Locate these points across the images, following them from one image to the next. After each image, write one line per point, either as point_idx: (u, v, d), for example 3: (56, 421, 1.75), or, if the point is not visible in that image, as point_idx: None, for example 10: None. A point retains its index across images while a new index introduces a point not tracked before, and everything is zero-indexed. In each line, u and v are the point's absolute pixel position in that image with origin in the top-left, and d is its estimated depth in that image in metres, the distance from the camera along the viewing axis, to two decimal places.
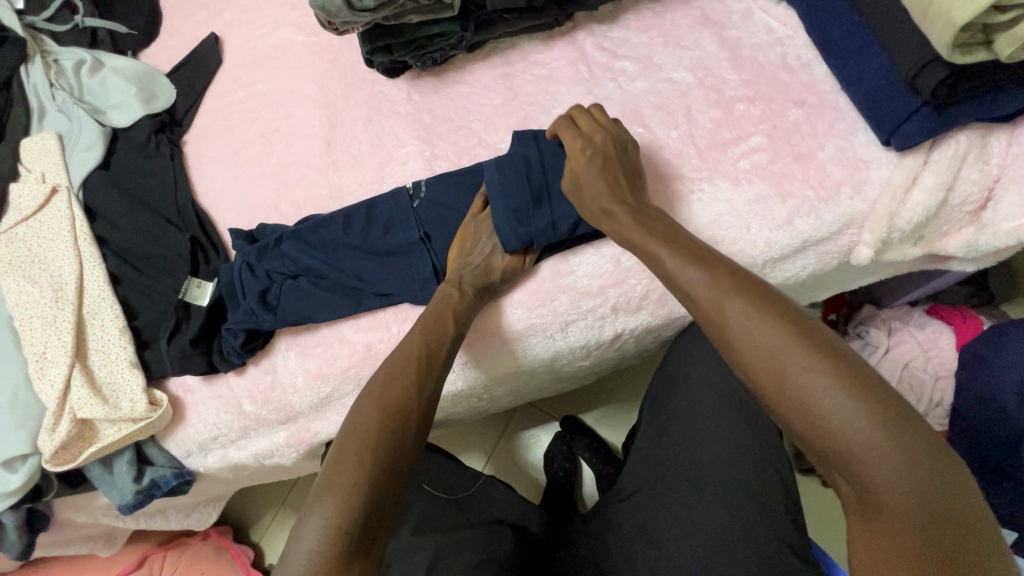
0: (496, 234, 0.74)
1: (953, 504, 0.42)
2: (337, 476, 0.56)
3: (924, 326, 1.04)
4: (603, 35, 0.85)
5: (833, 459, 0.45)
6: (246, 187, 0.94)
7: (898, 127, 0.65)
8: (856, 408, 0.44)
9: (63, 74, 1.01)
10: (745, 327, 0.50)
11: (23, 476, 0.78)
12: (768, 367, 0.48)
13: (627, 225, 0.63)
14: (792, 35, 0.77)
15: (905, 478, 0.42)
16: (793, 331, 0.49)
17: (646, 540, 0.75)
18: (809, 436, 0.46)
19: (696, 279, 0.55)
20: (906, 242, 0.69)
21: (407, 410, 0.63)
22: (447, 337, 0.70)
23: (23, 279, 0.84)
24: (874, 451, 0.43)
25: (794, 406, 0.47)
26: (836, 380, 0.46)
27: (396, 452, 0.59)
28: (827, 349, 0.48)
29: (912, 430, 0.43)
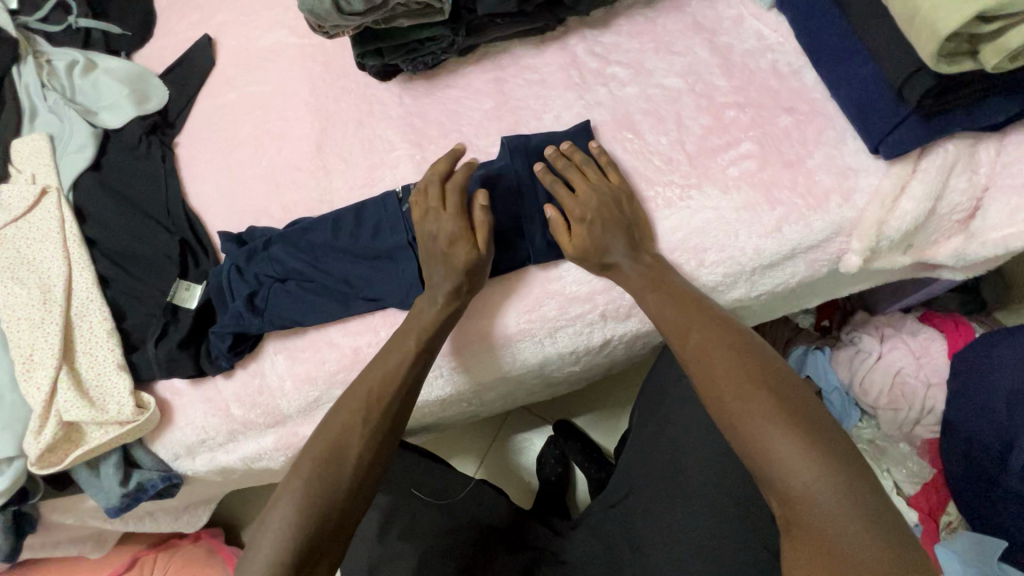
0: (445, 230, 0.71)
1: (859, 521, 0.47)
2: (274, 508, 0.60)
3: (916, 333, 1.04)
4: (595, 40, 0.85)
5: (759, 474, 0.52)
6: (237, 190, 0.94)
7: (885, 135, 0.64)
8: (774, 426, 0.52)
9: (55, 75, 1.01)
10: (699, 357, 0.60)
11: (9, 479, 0.78)
12: (712, 392, 0.57)
13: (623, 269, 0.69)
14: (783, 42, 0.77)
15: (815, 493, 0.48)
16: (736, 359, 0.58)
17: (634, 551, 0.77)
18: (742, 453, 0.54)
19: (666, 312, 0.65)
20: (895, 250, 0.69)
21: (349, 439, 0.64)
22: (403, 357, 0.69)
23: (12, 281, 0.83)
24: (785, 463, 0.50)
25: (731, 427, 0.55)
26: (765, 406, 0.53)
27: (334, 484, 0.61)
28: (762, 376, 0.56)
29: (827, 451, 0.50)
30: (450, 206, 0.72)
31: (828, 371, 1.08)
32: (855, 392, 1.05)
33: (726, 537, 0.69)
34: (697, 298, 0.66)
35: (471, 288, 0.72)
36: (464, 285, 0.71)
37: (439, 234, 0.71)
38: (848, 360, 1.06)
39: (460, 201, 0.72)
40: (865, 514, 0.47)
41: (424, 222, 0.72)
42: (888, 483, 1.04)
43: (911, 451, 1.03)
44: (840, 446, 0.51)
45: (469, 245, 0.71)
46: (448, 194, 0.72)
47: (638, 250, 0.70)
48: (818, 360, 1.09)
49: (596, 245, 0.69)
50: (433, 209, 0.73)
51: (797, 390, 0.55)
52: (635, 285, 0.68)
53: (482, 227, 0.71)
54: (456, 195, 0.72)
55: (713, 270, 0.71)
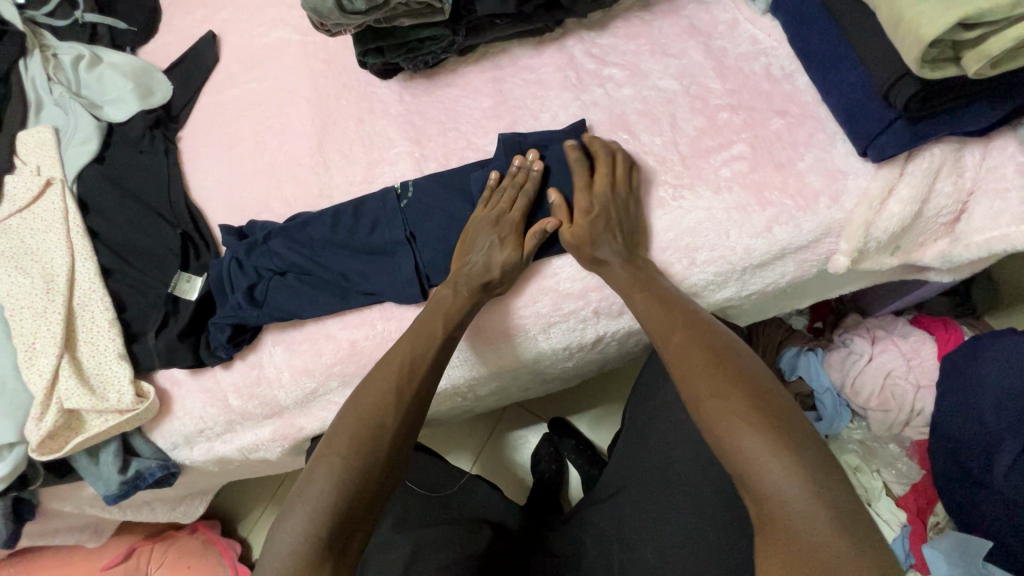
0: (494, 233, 0.73)
1: (827, 523, 0.47)
2: (308, 485, 0.59)
3: (907, 336, 1.06)
4: (593, 42, 0.86)
5: (735, 472, 0.53)
6: (239, 184, 0.96)
7: (873, 139, 0.66)
8: (747, 426, 0.53)
9: (61, 69, 1.02)
10: (681, 357, 0.61)
11: (9, 465, 0.79)
12: (693, 392, 0.58)
13: (614, 271, 0.70)
14: (776, 46, 0.78)
15: (785, 492, 0.49)
16: (716, 361, 0.59)
17: (625, 544, 0.77)
18: (718, 453, 0.55)
19: (652, 315, 0.66)
20: (882, 251, 0.70)
21: (382, 416, 0.64)
22: (433, 340, 0.70)
23: (15, 270, 0.85)
24: (756, 461, 0.51)
25: (708, 425, 0.56)
26: (741, 406, 0.54)
27: (372, 457, 0.61)
28: (739, 377, 0.57)
29: (797, 452, 0.51)
30: (517, 209, 0.74)
31: (820, 373, 1.08)
32: (846, 392, 1.06)
33: (711, 527, 0.70)
34: (684, 302, 0.67)
35: (495, 290, 0.74)
36: (495, 282, 0.73)
37: (493, 231, 0.73)
38: (839, 362, 1.07)
39: (526, 208, 0.75)
40: (833, 515, 0.48)
41: (484, 214, 0.75)
42: (878, 484, 1.05)
43: (901, 452, 1.05)
44: (813, 447, 0.51)
45: (514, 250, 0.73)
46: (519, 200, 0.75)
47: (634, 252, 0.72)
48: (810, 361, 1.09)
49: (594, 240, 0.71)
50: (499, 208, 0.75)
51: (774, 392, 0.56)
52: (625, 288, 0.69)
53: (534, 241, 0.74)
54: (525, 204, 0.75)
55: (704, 269, 0.72)
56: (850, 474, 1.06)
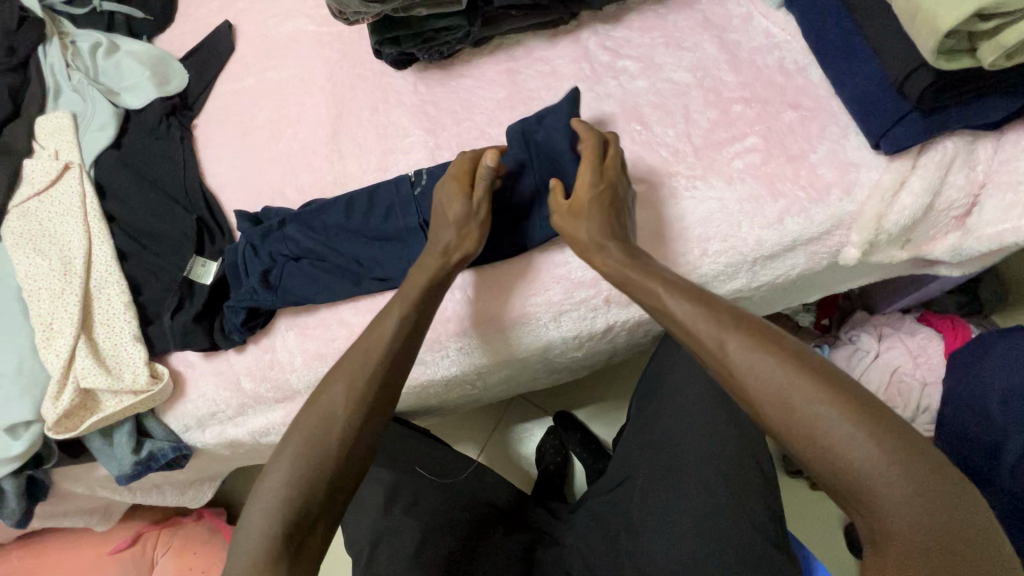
0: (446, 196, 0.74)
1: (956, 529, 0.45)
2: (263, 485, 0.60)
3: (914, 333, 1.06)
4: (607, 34, 0.87)
5: (844, 487, 0.49)
6: (253, 172, 0.97)
7: (886, 132, 0.66)
8: (859, 436, 0.49)
9: (79, 55, 1.03)
10: (747, 363, 0.54)
11: (26, 443, 0.80)
12: (779, 402, 0.52)
13: (613, 263, 0.67)
14: (790, 40, 0.79)
15: (909, 504, 0.46)
16: (790, 362, 0.53)
17: (630, 531, 0.79)
18: (824, 468, 0.50)
19: (693, 314, 0.59)
20: (893, 244, 0.71)
21: (333, 409, 0.63)
22: (395, 324, 0.69)
23: (34, 252, 0.86)
24: (876, 475, 0.47)
25: (805, 439, 0.51)
26: (840, 411, 0.50)
27: (321, 457, 0.61)
28: (824, 377, 0.52)
29: (909, 455, 0.48)
30: (462, 168, 0.75)
31: None
32: None
33: (718, 516, 0.71)
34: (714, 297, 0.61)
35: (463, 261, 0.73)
36: (449, 247, 0.72)
37: (443, 194, 0.75)
38: (847, 357, 1.07)
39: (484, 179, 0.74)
40: (958, 517, 0.46)
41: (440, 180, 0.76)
42: None
43: None
44: (917, 443, 0.49)
45: (463, 209, 0.73)
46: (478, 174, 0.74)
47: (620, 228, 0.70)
48: None
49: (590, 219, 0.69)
50: (450, 182, 0.74)
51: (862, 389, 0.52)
52: (652, 283, 0.63)
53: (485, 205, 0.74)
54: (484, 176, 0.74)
55: (716, 259, 0.73)
56: None
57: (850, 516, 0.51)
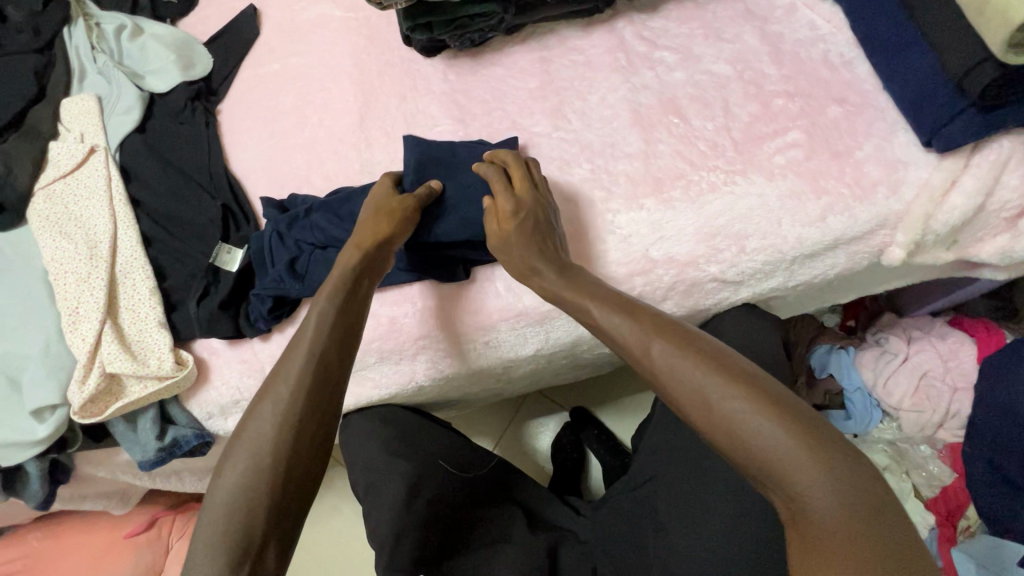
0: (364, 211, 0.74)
1: (863, 506, 0.48)
2: (206, 515, 0.57)
3: (945, 336, 1.04)
4: (644, 24, 0.85)
5: (763, 478, 0.52)
6: (278, 159, 0.95)
7: (938, 129, 0.65)
8: (772, 425, 0.51)
9: (104, 37, 1.02)
10: (670, 366, 0.57)
11: (51, 426, 0.80)
12: (698, 400, 0.55)
13: (552, 281, 0.67)
14: (836, 33, 0.77)
15: (822, 488, 0.48)
16: (706, 362, 0.56)
17: (656, 529, 0.78)
18: (741, 459, 0.53)
19: (620, 323, 0.62)
20: (939, 246, 0.69)
21: (265, 425, 0.60)
22: (325, 322, 0.66)
23: (60, 235, 0.86)
24: (790, 460, 0.50)
25: (726, 436, 0.53)
26: (754, 405, 0.52)
27: (258, 470, 0.57)
28: (738, 375, 0.55)
29: (817, 440, 0.50)
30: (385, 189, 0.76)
31: (851, 372, 1.06)
32: (877, 393, 1.04)
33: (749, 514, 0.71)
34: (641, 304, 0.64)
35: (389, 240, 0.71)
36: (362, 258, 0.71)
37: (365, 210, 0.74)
38: (872, 361, 1.04)
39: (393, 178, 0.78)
40: (864, 494, 0.49)
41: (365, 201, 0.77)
42: (908, 485, 1.01)
43: (933, 454, 1.03)
44: (822, 429, 0.52)
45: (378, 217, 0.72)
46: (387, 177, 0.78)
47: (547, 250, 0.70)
48: (842, 360, 1.07)
49: (528, 248, 0.69)
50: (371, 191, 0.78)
51: (776, 386, 0.55)
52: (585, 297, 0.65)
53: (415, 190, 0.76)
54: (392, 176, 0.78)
55: (753, 257, 0.71)
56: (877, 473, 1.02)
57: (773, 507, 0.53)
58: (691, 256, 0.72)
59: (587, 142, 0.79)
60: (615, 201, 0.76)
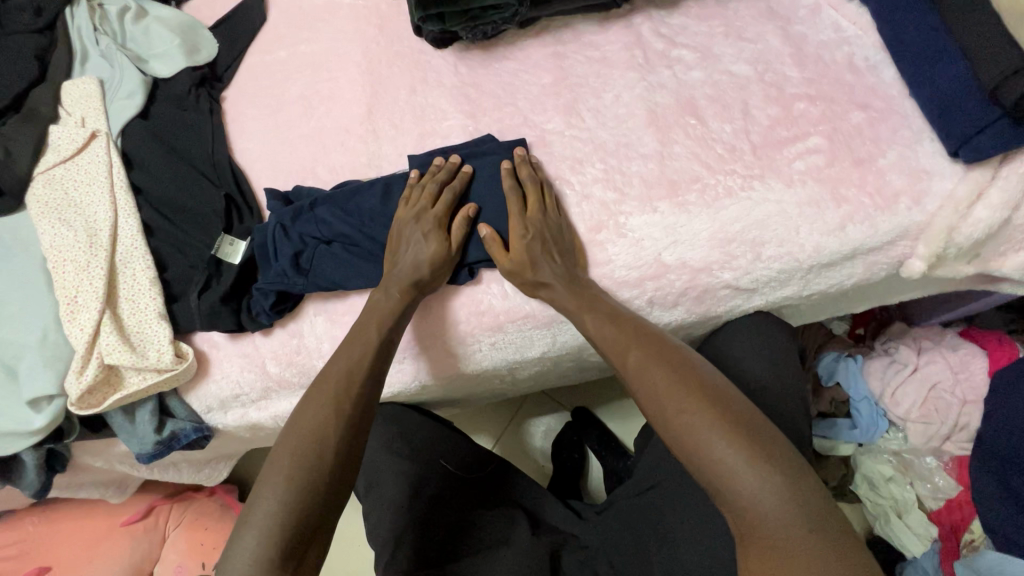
0: (420, 226, 0.74)
1: (805, 523, 0.49)
2: (253, 509, 0.57)
3: (956, 348, 1.01)
4: (662, 20, 0.82)
5: (710, 487, 0.54)
6: (283, 149, 0.93)
7: (967, 139, 0.63)
8: (724, 440, 0.54)
9: (107, 19, 0.99)
10: (641, 375, 0.61)
11: (48, 416, 0.79)
12: (660, 409, 0.58)
13: (561, 295, 0.68)
14: (862, 35, 0.74)
15: (765, 499, 0.51)
16: (675, 374, 0.59)
17: (661, 538, 0.76)
18: (691, 468, 0.56)
19: (604, 331, 0.65)
20: (961, 259, 0.68)
21: (327, 428, 0.63)
22: (369, 348, 0.69)
23: (59, 222, 0.84)
24: (734, 474, 0.52)
25: (681, 444, 0.56)
26: (710, 418, 0.55)
27: (316, 467, 0.60)
28: (702, 390, 0.57)
29: (768, 457, 0.52)
30: (439, 205, 0.75)
31: (858, 381, 1.05)
32: (885, 403, 1.02)
33: None
34: (631, 316, 0.67)
35: (426, 288, 0.74)
36: (421, 283, 0.73)
37: (417, 228, 0.74)
38: (880, 371, 1.03)
39: (450, 204, 0.75)
40: (809, 512, 0.50)
41: (407, 212, 0.76)
42: (912, 496, 1.00)
43: (939, 466, 1.00)
44: (778, 450, 0.54)
45: (440, 245, 0.73)
46: (443, 196, 0.76)
47: (550, 264, 0.70)
48: (850, 368, 1.06)
49: (529, 268, 0.70)
50: (420, 205, 0.76)
51: (742, 406, 0.56)
52: (579, 302, 0.68)
53: (459, 232, 0.75)
54: (451, 200, 0.76)
55: (769, 265, 0.70)
56: (880, 483, 1.02)
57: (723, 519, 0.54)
58: (705, 262, 0.70)
59: (601, 142, 0.77)
60: (629, 203, 0.74)
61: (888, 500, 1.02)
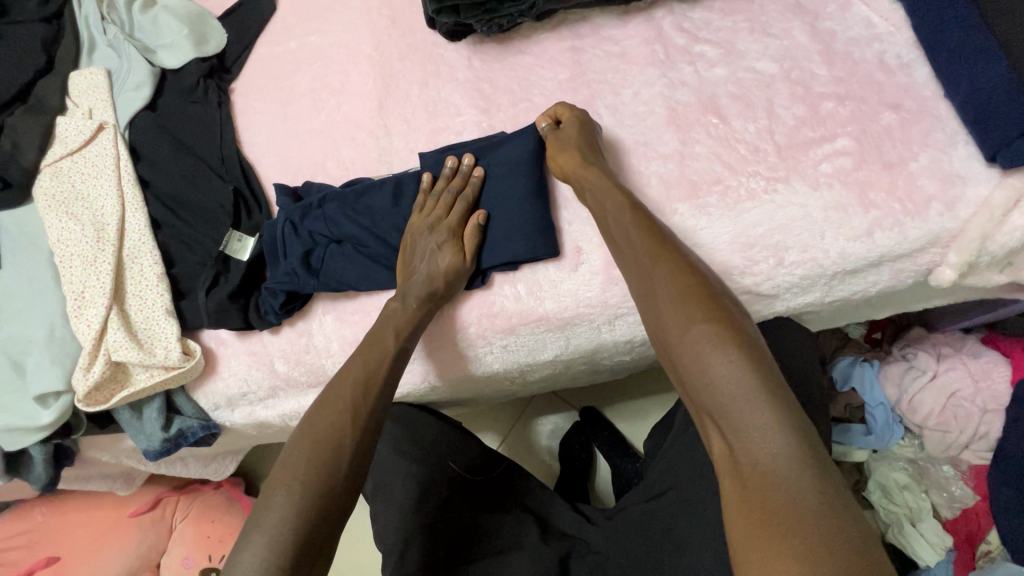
0: (436, 233, 0.73)
1: (806, 464, 0.45)
2: (264, 515, 0.56)
3: (978, 355, 0.98)
4: (684, 14, 0.79)
5: (710, 408, 0.51)
6: (292, 143, 0.92)
7: (1006, 143, 0.60)
8: (738, 363, 0.50)
9: (115, 8, 0.97)
10: (665, 284, 0.57)
11: (54, 413, 0.78)
12: (677, 319, 0.55)
13: (603, 202, 0.66)
14: (894, 32, 0.71)
15: (766, 428, 0.47)
16: (701, 292, 0.56)
17: (673, 545, 0.74)
18: (694, 384, 0.52)
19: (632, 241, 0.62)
20: (992, 268, 0.65)
21: (340, 436, 0.62)
22: (385, 355, 0.68)
23: (67, 215, 0.83)
24: (741, 397, 0.49)
25: (689, 357, 0.53)
26: (728, 339, 0.52)
27: (329, 476, 0.59)
28: (727, 313, 0.54)
29: (778, 392, 0.49)
30: (454, 214, 0.74)
31: (874, 386, 1.02)
32: (902, 409, 1.00)
33: None
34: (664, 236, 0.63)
35: (442, 297, 0.72)
36: (437, 291, 0.71)
37: (431, 237, 0.73)
38: (898, 376, 1.00)
39: (463, 213, 0.75)
40: (811, 458, 0.46)
41: (422, 220, 0.75)
42: (926, 505, 0.96)
43: (955, 475, 0.98)
44: (788, 391, 0.50)
45: (455, 255, 0.73)
46: (456, 206, 0.75)
47: (581, 150, 0.70)
48: (866, 373, 1.03)
49: (561, 150, 0.71)
50: (434, 215, 0.75)
51: (760, 341, 0.53)
52: (613, 217, 0.65)
53: (472, 241, 0.74)
54: (463, 209, 0.75)
55: (791, 271, 0.67)
56: (894, 491, 0.98)
57: (709, 443, 0.51)
58: (725, 267, 0.68)
59: (619, 140, 0.75)
60: (648, 204, 0.71)
61: (903, 509, 0.98)
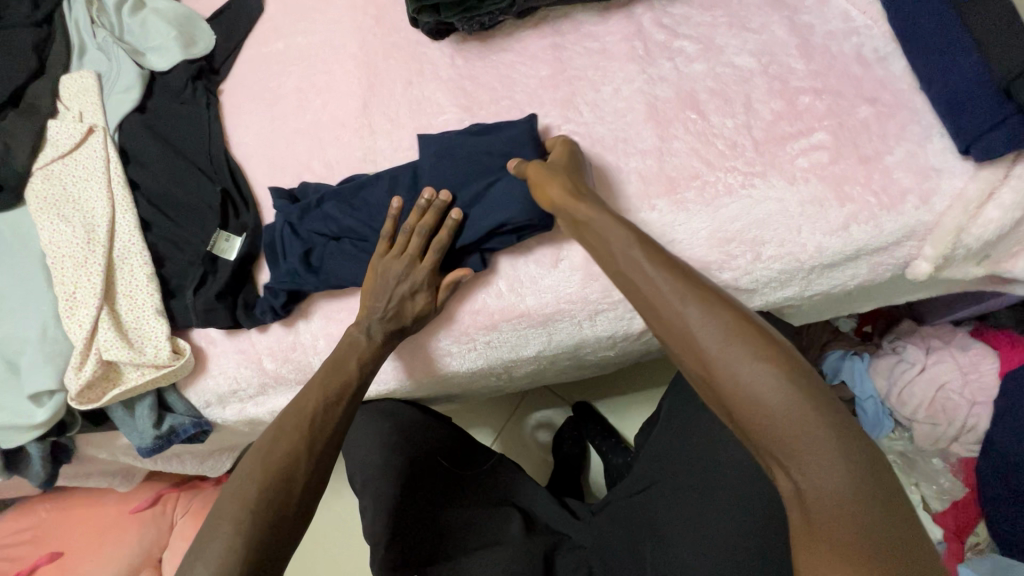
0: (410, 280, 0.72)
1: (878, 496, 0.43)
2: (208, 544, 0.56)
3: (966, 348, 0.98)
4: (663, 10, 0.79)
5: (776, 455, 0.46)
6: (278, 144, 0.92)
7: (979, 136, 0.60)
8: (797, 403, 0.45)
9: (104, 11, 0.98)
10: (700, 323, 0.49)
11: (48, 411, 0.80)
12: (722, 364, 0.47)
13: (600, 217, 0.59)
14: (872, 25, 0.71)
15: (835, 470, 0.43)
16: (740, 325, 0.48)
17: (654, 537, 0.76)
18: (755, 431, 0.47)
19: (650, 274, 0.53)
20: (968, 260, 0.65)
21: (295, 465, 0.62)
22: (348, 385, 0.70)
23: (58, 218, 0.84)
24: (808, 441, 0.44)
25: (742, 403, 0.47)
26: (780, 377, 0.46)
27: (279, 504, 0.59)
28: (772, 344, 0.48)
29: (839, 423, 0.45)
30: (428, 260, 0.73)
31: (864, 380, 1.02)
32: (891, 402, 1.00)
33: (757, 523, 0.67)
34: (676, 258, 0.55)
35: (406, 334, 0.75)
36: (401, 329, 0.73)
37: (404, 280, 0.73)
38: (886, 369, 1.00)
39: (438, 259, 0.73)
40: (879, 488, 0.43)
41: (393, 266, 0.73)
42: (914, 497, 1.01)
43: (944, 468, 0.99)
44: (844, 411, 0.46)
45: (426, 299, 0.74)
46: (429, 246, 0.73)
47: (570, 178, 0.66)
48: (855, 367, 1.03)
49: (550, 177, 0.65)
50: (407, 257, 0.73)
51: (804, 363, 0.48)
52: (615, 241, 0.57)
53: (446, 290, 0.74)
54: (438, 254, 0.73)
55: (769, 265, 0.68)
56: None
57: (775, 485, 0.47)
58: (704, 262, 0.69)
59: (598, 137, 0.76)
60: (628, 201, 0.72)
61: None
